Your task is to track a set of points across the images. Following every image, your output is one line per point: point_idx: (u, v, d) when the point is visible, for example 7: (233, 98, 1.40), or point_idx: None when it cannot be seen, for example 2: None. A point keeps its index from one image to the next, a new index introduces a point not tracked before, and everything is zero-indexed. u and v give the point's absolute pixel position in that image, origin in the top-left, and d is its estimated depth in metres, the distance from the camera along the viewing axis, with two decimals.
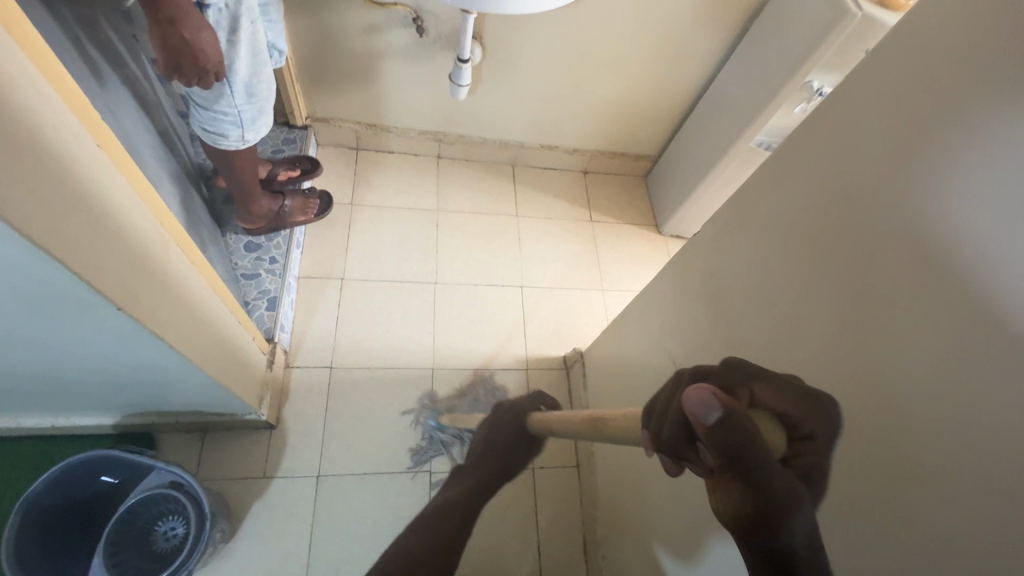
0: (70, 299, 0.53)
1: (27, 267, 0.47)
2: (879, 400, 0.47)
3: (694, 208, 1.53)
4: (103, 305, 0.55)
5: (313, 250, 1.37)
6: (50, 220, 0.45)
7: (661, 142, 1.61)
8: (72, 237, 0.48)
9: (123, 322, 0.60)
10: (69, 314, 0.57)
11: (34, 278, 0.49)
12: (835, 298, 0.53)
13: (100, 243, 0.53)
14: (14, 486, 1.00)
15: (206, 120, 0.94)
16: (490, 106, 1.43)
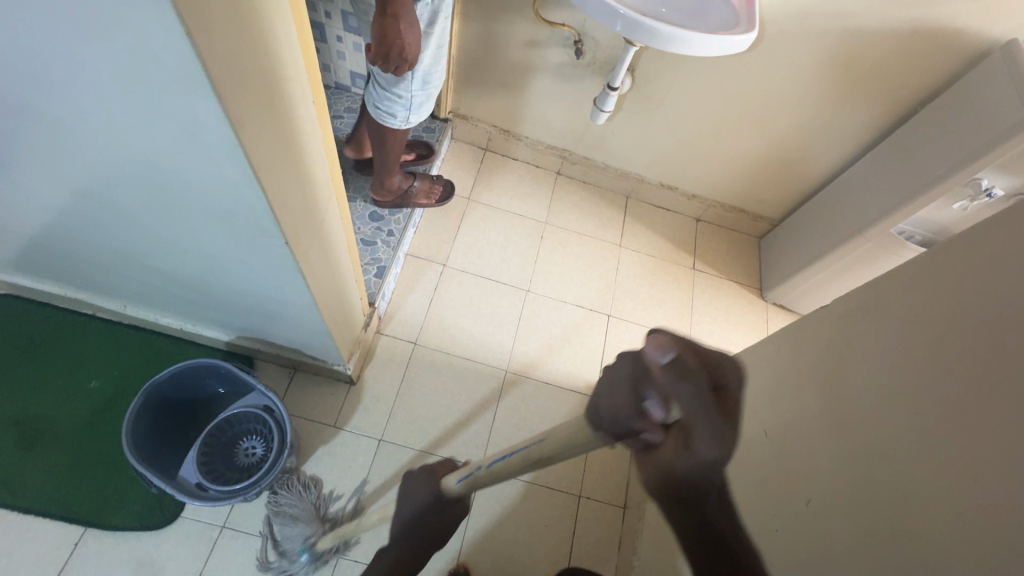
0: (254, 223, 0.63)
1: (238, 188, 0.56)
2: (1005, 527, 0.43)
3: (807, 282, 1.45)
4: (274, 234, 0.64)
5: (425, 232, 1.45)
6: (267, 155, 0.54)
7: (787, 207, 1.55)
8: (276, 174, 0.57)
9: (281, 253, 0.69)
10: (248, 232, 0.66)
11: (237, 198, 0.58)
12: (984, 413, 0.49)
13: (291, 184, 0.61)
14: (136, 371, 1.15)
15: (381, 98, 1.04)
16: (622, 135, 1.46)
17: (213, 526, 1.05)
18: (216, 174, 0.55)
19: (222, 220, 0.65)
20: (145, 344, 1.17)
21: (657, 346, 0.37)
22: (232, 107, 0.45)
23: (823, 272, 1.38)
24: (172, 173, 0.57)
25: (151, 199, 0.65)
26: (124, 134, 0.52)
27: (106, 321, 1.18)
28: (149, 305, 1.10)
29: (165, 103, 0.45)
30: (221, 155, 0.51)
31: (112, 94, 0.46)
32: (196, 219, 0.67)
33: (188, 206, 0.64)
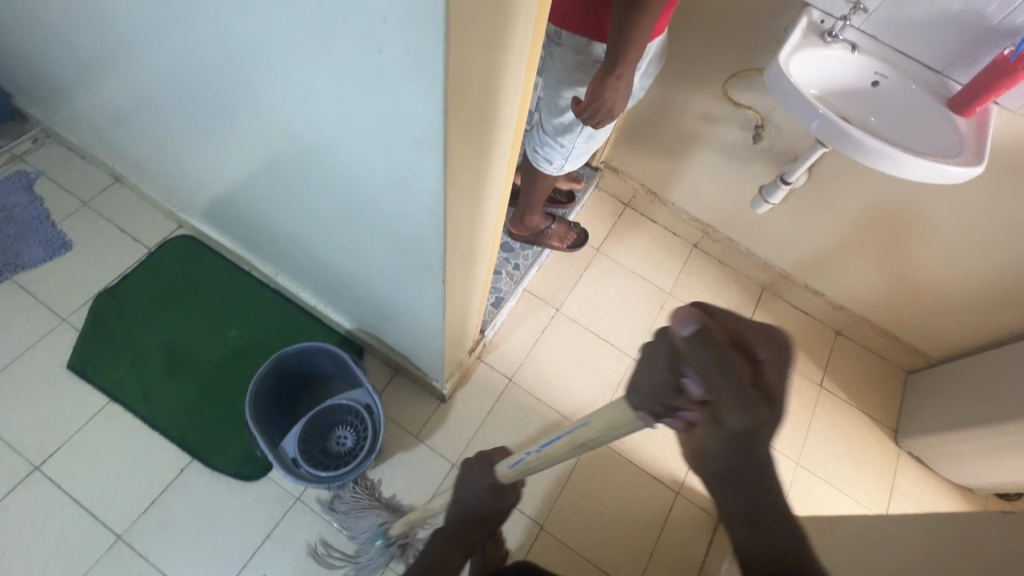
0: (423, 257, 0.67)
1: (423, 230, 0.60)
2: None
3: (958, 444, 1.24)
4: (436, 269, 0.69)
5: (547, 272, 1.46)
6: (460, 212, 0.58)
7: (955, 350, 1.34)
8: (459, 225, 0.61)
9: (435, 284, 0.74)
10: (414, 261, 0.70)
11: (419, 236, 0.63)
12: None
13: (466, 232, 0.65)
14: (266, 333, 1.27)
15: (544, 144, 1.07)
16: (777, 226, 1.37)
17: (290, 495, 1.13)
18: (410, 213, 0.58)
19: (397, 244, 0.70)
20: (280, 310, 1.30)
21: (681, 318, 0.33)
22: (449, 171, 0.48)
23: (984, 442, 1.17)
24: (374, 199, 0.63)
25: (347, 207, 0.72)
26: (351, 158, 0.57)
27: (258, 280, 1.33)
28: (297, 279, 1.22)
29: (398, 151, 0.49)
30: (424, 206, 0.56)
31: (361, 130, 0.51)
32: (375, 235, 0.73)
33: (373, 224, 0.70)
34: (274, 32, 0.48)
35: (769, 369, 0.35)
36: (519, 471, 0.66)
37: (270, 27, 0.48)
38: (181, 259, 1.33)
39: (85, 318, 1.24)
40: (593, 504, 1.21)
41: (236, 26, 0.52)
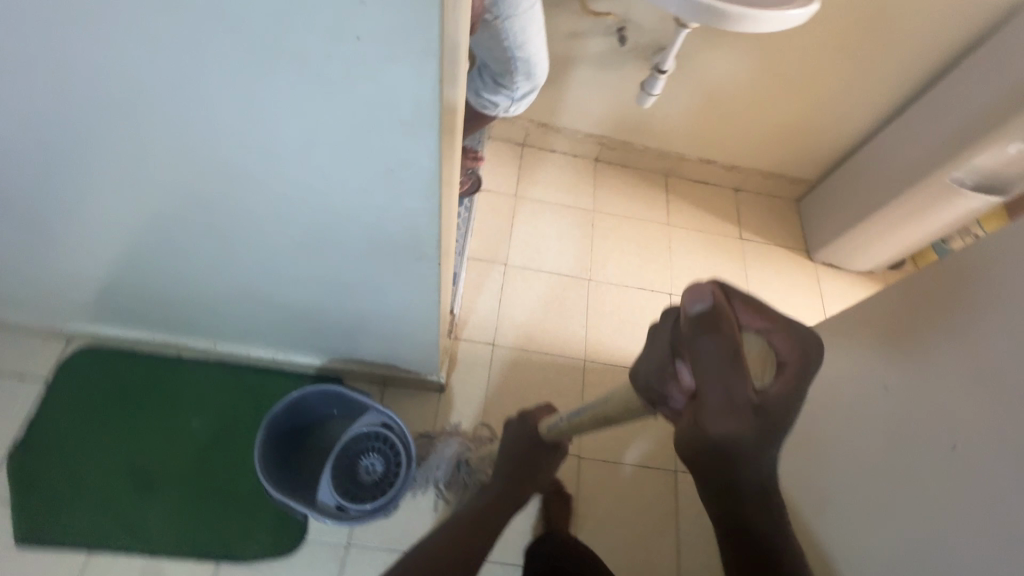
0: (414, 244, 0.67)
1: (416, 216, 0.60)
2: None
3: (858, 239, 1.48)
4: (430, 252, 0.68)
5: (481, 235, 1.47)
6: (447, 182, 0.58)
7: (826, 167, 1.58)
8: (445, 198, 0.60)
9: (429, 269, 0.73)
10: (401, 254, 0.70)
11: (410, 225, 0.62)
12: None
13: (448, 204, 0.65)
14: (232, 407, 1.17)
15: (487, 92, 1.08)
16: (661, 115, 1.48)
17: (339, 543, 1.08)
18: (396, 203, 0.58)
19: (378, 244, 0.68)
20: (236, 379, 1.19)
21: (691, 294, 0.41)
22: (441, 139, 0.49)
23: (875, 227, 1.41)
24: (347, 205, 0.60)
25: (308, 228, 0.68)
26: (317, 171, 0.55)
27: (194, 359, 1.20)
28: (243, 338, 1.11)
29: (381, 140, 0.49)
30: (415, 190, 0.55)
31: (330, 136, 0.49)
32: (349, 244, 0.70)
33: (346, 233, 0.67)
34: (200, 66, 0.43)
35: (767, 372, 0.42)
36: (557, 434, 0.87)
37: (192, 63, 0.43)
38: (92, 374, 1.15)
39: (9, 485, 1.05)
40: (613, 416, 1.29)
41: (135, 78, 0.46)
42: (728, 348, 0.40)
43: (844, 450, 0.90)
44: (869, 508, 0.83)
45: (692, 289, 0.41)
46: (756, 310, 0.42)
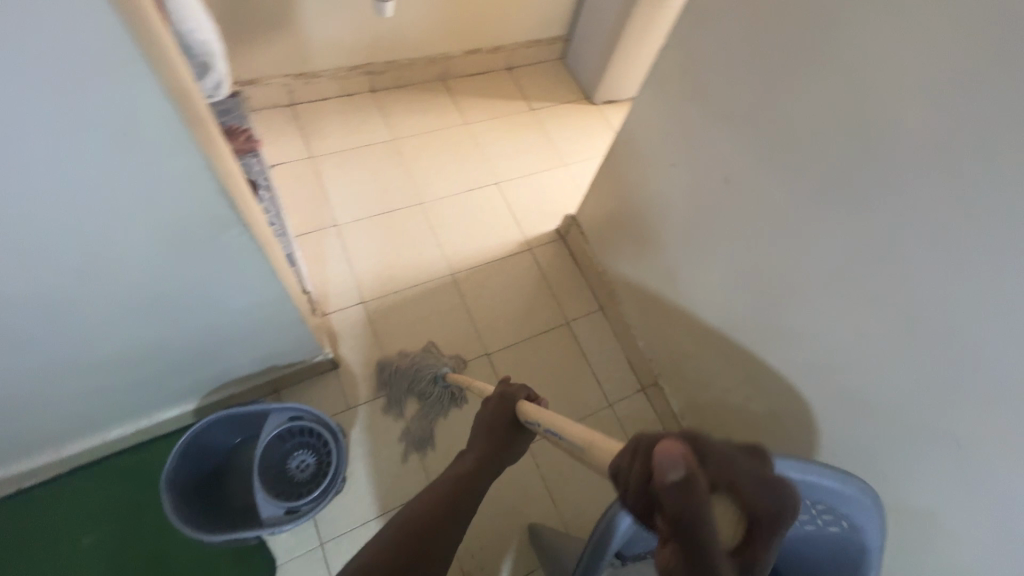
0: (208, 214, 0.63)
1: (188, 179, 0.57)
2: (848, 80, 0.67)
3: (619, 68, 1.66)
4: (230, 217, 0.65)
5: (297, 210, 1.40)
6: (195, 126, 0.55)
7: (569, 18, 1.71)
8: (207, 147, 0.57)
9: (242, 237, 0.70)
10: (200, 228, 0.65)
11: (190, 195, 0.59)
12: (805, 32, 0.71)
13: (218, 158, 0.62)
14: (124, 498, 1.04)
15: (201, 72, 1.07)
16: (407, 22, 1.47)
17: (314, 548, 1.06)
18: (155, 169, 0.54)
19: (165, 229, 0.63)
20: (112, 471, 1.06)
21: (665, 460, 0.37)
22: (159, 75, 0.46)
23: (625, 51, 1.59)
24: (100, 196, 0.54)
25: (77, 249, 0.60)
26: (44, 169, 0.49)
27: (50, 479, 1.04)
28: (90, 426, 0.97)
29: (88, 98, 0.44)
30: (164, 145, 0.52)
31: (22, 117, 0.43)
32: (135, 247, 0.64)
33: (122, 233, 0.61)
34: None
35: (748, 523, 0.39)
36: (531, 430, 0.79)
37: None
38: None
39: None
40: (498, 306, 1.38)
41: None
42: (707, 529, 0.35)
43: (671, 229, 1.08)
44: (703, 261, 1.02)
45: (668, 451, 0.37)
46: (732, 468, 0.38)
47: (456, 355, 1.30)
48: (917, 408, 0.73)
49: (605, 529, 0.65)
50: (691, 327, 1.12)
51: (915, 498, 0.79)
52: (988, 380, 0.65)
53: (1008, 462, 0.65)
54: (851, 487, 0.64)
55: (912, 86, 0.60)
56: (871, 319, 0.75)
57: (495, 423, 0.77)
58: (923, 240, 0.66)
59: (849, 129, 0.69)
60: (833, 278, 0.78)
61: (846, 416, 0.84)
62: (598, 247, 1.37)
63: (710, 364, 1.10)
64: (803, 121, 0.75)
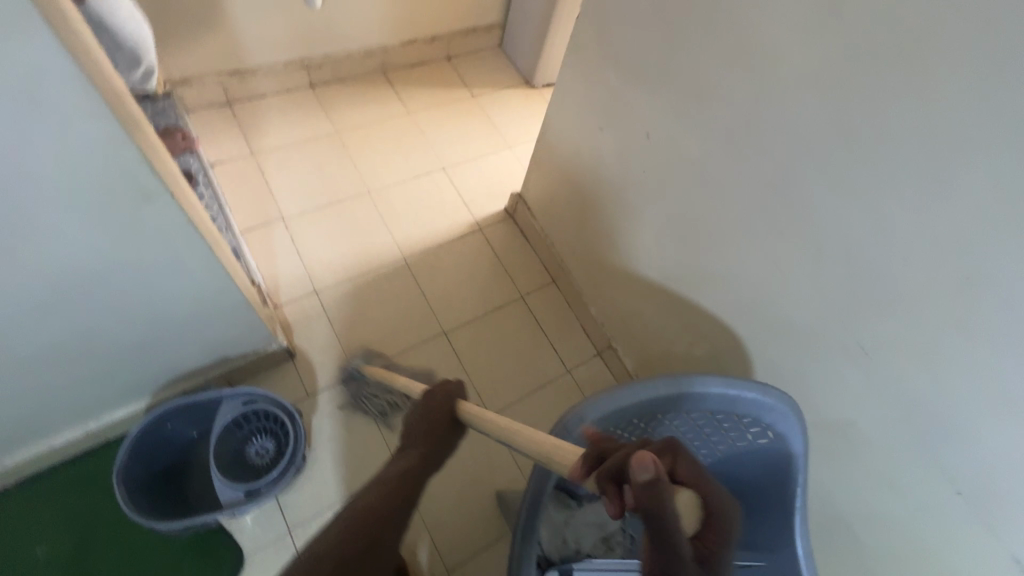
0: (136, 192, 0.64)
1: (111, 154, 0.57)
2: (740, 30, 0.72)
3: (554, 50, 1.71)
4: (160, 194, 0.66)
5: (241, 206, 1.39)
6: (112, 97, 0.55)
7: (502, 6, 1.75)
8: (127, 120, 0.58)
9: (174, 216, 0.70)
10: (126, 202, 0.64)
11: (115, 170, 0.59)
12: None
13: (142, 132, 0.62)
14: (78, 505, 1.02)
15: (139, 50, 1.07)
16: (340, 14, 1.49)
17: (282, 535, 1.06)
18: (70, 135, 0.53)
19: (89, 205, 0.62)
20: (63, 479, 1.03)
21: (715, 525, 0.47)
22: (58, 32, 0.46)
23: (557, 34, 1.64)
24: (13, 169, 0.53)
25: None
26: None
27: None
28: (32, 433, 0.95)
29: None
30: (80, 116, 0.52)
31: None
32: (61, 232, 0.63)
33: (41, 211, 0.59)
34: None
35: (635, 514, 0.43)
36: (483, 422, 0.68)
37: None
38: None
39: None
40: (452, 285, 1.40)
41: None
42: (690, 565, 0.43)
43: (607, 191, 1.13)
44: (639, 218, 1.07)
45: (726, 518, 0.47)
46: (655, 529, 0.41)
47: (413, 336, 1.31)
48: (830, 323, 0.79)
49: (540, 480, 0.73)
50: (635, 285, 1.17)
51: (833, 412, 0.84)
52: (880, 285, 0.70)
53: (907, 359, 0.71)
54: (769, 397, 0.68)
55: (793, 28, 0.66)
56: (782, 247, 0.81)
57: (432, 425, 0.73)
58: (814, 162, 0.71)
59: (747, 76, 0.74)
60: (748, 216, 0.84)
61: (774, 345, 0.90)
62: (544, 220, 1.41)
63: (656, 319, 1.15)
64: (706, 68, 0.80)
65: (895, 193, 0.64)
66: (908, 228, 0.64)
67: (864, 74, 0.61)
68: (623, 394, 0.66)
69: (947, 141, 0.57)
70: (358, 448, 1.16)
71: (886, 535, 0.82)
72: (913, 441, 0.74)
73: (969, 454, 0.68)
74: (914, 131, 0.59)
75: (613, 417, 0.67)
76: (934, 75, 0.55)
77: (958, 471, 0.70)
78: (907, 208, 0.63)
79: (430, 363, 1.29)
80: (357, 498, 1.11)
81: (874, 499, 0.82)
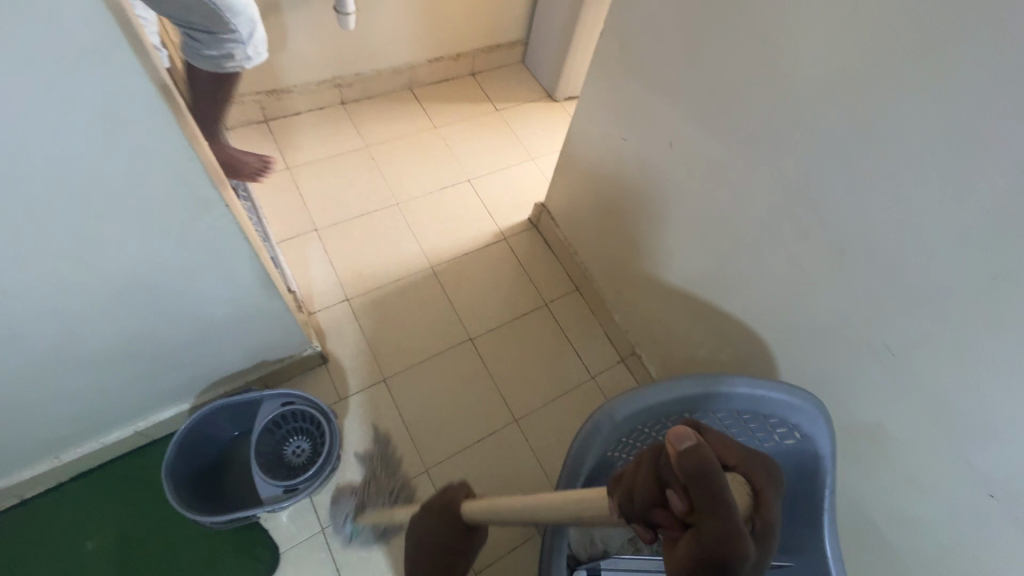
0: (195, 201, 0.69)
1: (176, 165, 0.63)
2: (760, 40, 0.75)
3: (575, 65, 1.75)
4: (216, 202, 0.71)
5: (277, 217, 1.46)
6: (179, 114, 0.61)
7: (525, 23, 1.81)
8: (191, 134, 0.63)
9: (227, 223, 0.75)
10: (185, 210, 0.69)
11: (178, 180, 0.65)
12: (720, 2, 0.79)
13: (201, 145, 0.68)
14: (127, 500, 1.07)
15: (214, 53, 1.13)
16: (371, 35, 1.56)
17: (316, 533, 1.09)
18: (141, 147, 0.59)
19: (152, 212, 0.67)
20: (113, 475, 1.09)
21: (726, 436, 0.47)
22: (138, 57, 0.52)
23: (578, 48, 1.68)
24: (90, 178, 0.59)
25: (72, 235, 0.64)
26: (45, 161, 0.54)
27: (51, 489, 1.06)
28: (87, 431, 1.01)
29: (77, 78, 0.49)
30: (152, 131, 0.58)
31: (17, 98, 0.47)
32: (128, 238, 0.69)
33: (112, 217, 0.65)
34: None
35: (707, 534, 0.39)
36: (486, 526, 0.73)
37: None
38: None
39: None
40: (478, 293, 1.44)
41: None
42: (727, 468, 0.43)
43: (630, 198, 1.15)
44: (662, 224, 1.09)
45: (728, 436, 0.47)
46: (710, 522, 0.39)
47: (440, 342, 1.35)
48: (856, 325, 0.80)
49: None
50: (659, 291, 1.18)
51: (861, 415, 0.84)
52: (906, 286, 0.71)
53: (935, 360, 0.71)
54: (795, 397, 0.69)
55: (812, 37, 0.68)
56: (806, 251, 0.82)
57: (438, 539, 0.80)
58: (836, 166, 0.73)
59: (768, 85, 0.77)
60: (771, 220, 0.85)
61: (799, 348, 0.90)
62: (568, 229, 1.44)
63: (680, 324, 1.16)
64: (728, 78, 0.82)
65: (918, 195, 0.65)
66: (932, 230, 0.65)
67: (885, 79, 0.63)
68: (650, 393, 0.68)
69: (968, 143, 0.58)
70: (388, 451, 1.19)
71: (919, 540, 0.81)
72: (944, 443, 0.74)
73: (1002, 454, 0.67)
74: (934, 133, 0.61)
75: (641, 415, 0.69)
76: (955, 78, 0.57)
77: (990, 473, 0.69)
78: (931, 210, 0.64)
79: (456, 368, 1.32)
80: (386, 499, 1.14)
81: (906, 503, 0.81)
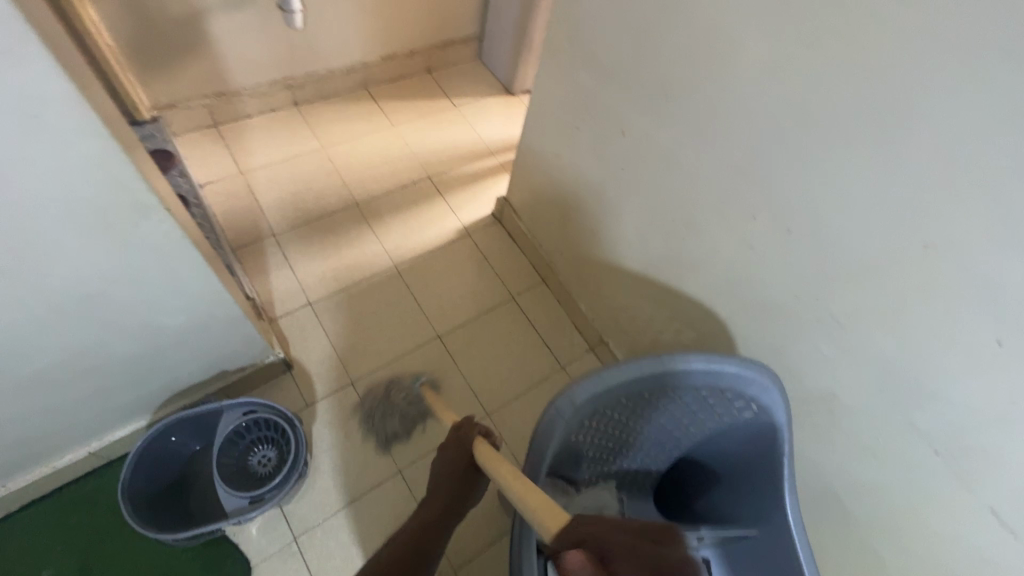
0: (134, 208, 0.66)
1: (109, 172, 0.60)
2: (702, 24, 0.77)
3: (531, 58, 1.76)
4: (157, 209, 0.68)
5: (232, 223, 1.42)
6: (107, 115, 0.58)
7: (478, 19, 1.80)
8: (123, 139, 0.61)
9: (171, 230, 0.73)
10: (122, 217, 0.66)
11: (112, 187, 0.62)
12: None
13: (135, 148, 0.65)
14: (84, 525, 1.03)
15: None
16: (321, 32, 1.52)
17: (289, 543, 1.07)
18: (69, 153, 0.56)
19: (88, 222, 0.64)
20: (69, 501, 1.04)
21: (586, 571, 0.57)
22: (56, 56, 0.49)
23: (532, 42, 1.69)
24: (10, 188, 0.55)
25: (0, 249, 0.60)
26: None
27: (1, 519, 1.01)
28: (38, 455, 0.96)
29: None
30: (78, 136, 0.55)
31: None
32: (63, 251, 0.66)
33: (41, 228, 0.61)
34: None
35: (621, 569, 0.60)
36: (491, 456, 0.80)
37: None
38: None
39: None
40: (443, 288, 1.43)
41: None
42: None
43: (589, 187, 1.16)
44: (619, 210, 1.10)
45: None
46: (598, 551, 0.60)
47: (407, 340, 1.34)
48: (805, 299, 0.83)
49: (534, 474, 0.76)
50: (620, 277, 1.20)
51: (816, 386, 0.87)
52: (849, 258, 0.74)
53: (879, 328, 0.74)
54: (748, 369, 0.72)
55: (749, 20, 0.70)
56: (757, 230, 0.84)
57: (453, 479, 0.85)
58: (779, 142, 0.74)
59: (712, 68, 0.78)
60: (721, 201, 0.87)
61: (755, 325, 0.93)
62: (529, 221, 1.45)
63: (645, 310, 1.18)
64: (671, 63, 0.84)
65: (853, 170, 0.68)
66: (868, 201, 0.68)
67: (819, 59, 0.65)
68: (611, 373, 0.72)
69: (898, 112, 0.61)
70: (359, 453, 1.17)
71: (877, 503, 0.84)
72: (891, 407, 0.77)
73: (937, 412, 0.71)
74: (864, 108, 0.63)
75: (602, 396, 0.73)
76: (879, 55, 0.59)
77: (933, 432, 0.73)
78: (868, 181, 0.67)
79: (424, 367, 1.31)
80: (358, 503, 1.12)
81: (859, 466, 0.85)
